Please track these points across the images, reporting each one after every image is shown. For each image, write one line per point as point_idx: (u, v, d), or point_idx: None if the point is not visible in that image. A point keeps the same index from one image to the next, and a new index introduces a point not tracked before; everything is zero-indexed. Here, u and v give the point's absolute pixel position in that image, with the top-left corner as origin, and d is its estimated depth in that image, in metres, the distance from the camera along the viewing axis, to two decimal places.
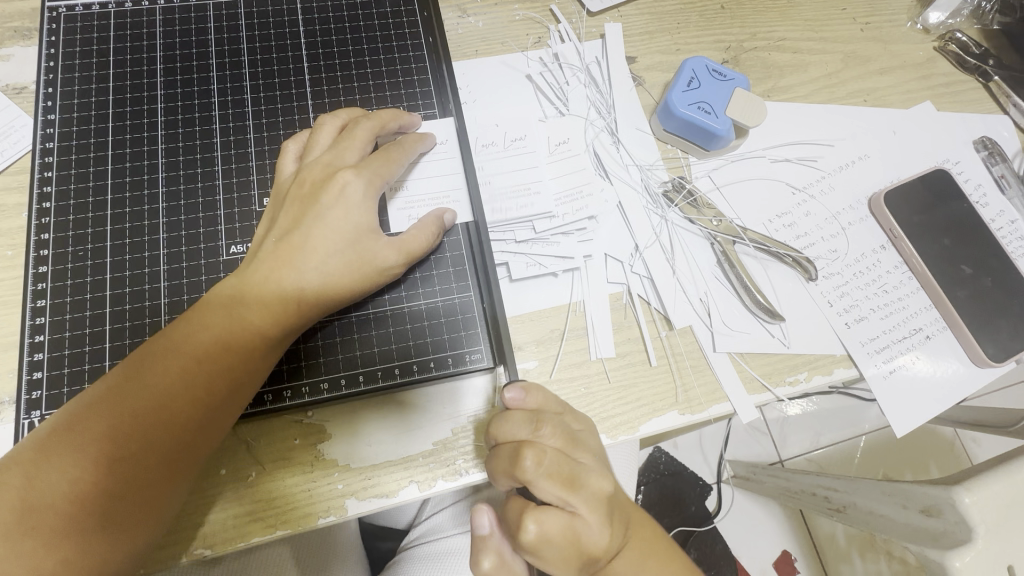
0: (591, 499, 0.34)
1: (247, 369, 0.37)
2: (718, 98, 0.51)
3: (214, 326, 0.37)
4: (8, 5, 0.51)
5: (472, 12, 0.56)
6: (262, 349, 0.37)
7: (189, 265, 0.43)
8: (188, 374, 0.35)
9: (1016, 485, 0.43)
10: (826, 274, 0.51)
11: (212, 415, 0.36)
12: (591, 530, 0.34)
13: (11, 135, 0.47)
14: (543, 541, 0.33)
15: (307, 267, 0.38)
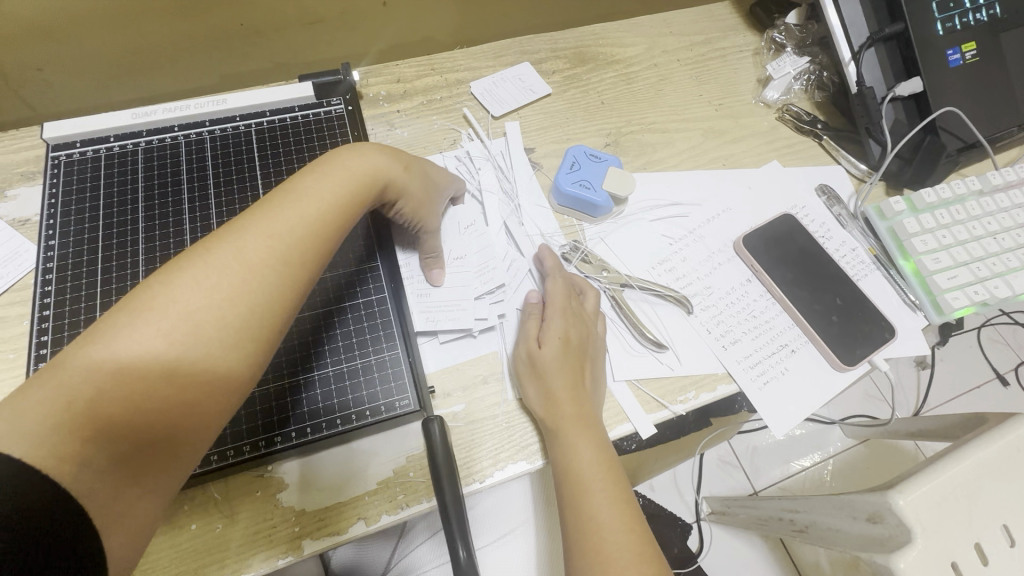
0: (576, 361, 0.53)
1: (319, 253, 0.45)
2: (597, 176, 0.64)
3: (297, 210, 0.43)
4: (17, 156, 0.63)
5: (398, 124, 0.71)
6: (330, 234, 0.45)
7: None
8: (280, 244, 0.41)
9: (942, 483, 0.48)
10: (703, 306, 0.62)
11: (304, 281, 0.42)
12: (573, 383, 0.52)
13: (17, 260, 0.57)
14: (552, 371, 0.52)
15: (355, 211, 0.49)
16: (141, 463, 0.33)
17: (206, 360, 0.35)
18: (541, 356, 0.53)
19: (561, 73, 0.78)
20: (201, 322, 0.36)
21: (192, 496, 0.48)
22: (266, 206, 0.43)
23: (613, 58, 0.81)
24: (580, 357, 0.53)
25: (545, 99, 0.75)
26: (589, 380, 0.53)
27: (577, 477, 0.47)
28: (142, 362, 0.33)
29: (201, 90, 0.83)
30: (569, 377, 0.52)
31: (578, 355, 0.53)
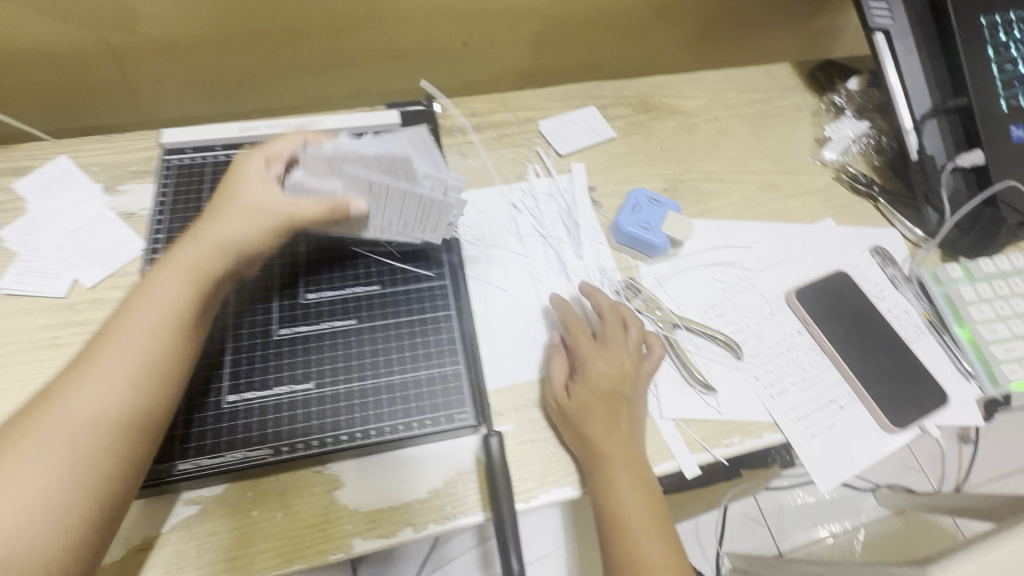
0: (612, 408, 0.54)
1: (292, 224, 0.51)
2: (657, 219, 0.67)
3: (213, 240, 0.49)
4: (132, 157, 0.70)
5: (470, 154, 0.75)
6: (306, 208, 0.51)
7: (246, 342, 0.56)
8: (188, 277, 0.48)
9: None
10: (753, 354, 0.63)
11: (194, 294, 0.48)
12: (608, 430, 0.53)
13: (122, 249, 0.63)
14: (584, 420, 0.53)
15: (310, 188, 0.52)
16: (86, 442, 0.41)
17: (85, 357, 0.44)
18: (575, 404, 0.54)
19: (625, 119, 0.82)
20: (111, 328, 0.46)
21: (257, 484, 0.51)
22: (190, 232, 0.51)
23: (676, 108, 0.85)
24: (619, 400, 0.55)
25: (610, 141, 0.79)
26: (632, 424, 0.55)
27: (618, 520, 0.50)
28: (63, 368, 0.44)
29: (291, 109, 0.91)
30: (611, 420, 0.54)
31: (615, 397, 0.55)
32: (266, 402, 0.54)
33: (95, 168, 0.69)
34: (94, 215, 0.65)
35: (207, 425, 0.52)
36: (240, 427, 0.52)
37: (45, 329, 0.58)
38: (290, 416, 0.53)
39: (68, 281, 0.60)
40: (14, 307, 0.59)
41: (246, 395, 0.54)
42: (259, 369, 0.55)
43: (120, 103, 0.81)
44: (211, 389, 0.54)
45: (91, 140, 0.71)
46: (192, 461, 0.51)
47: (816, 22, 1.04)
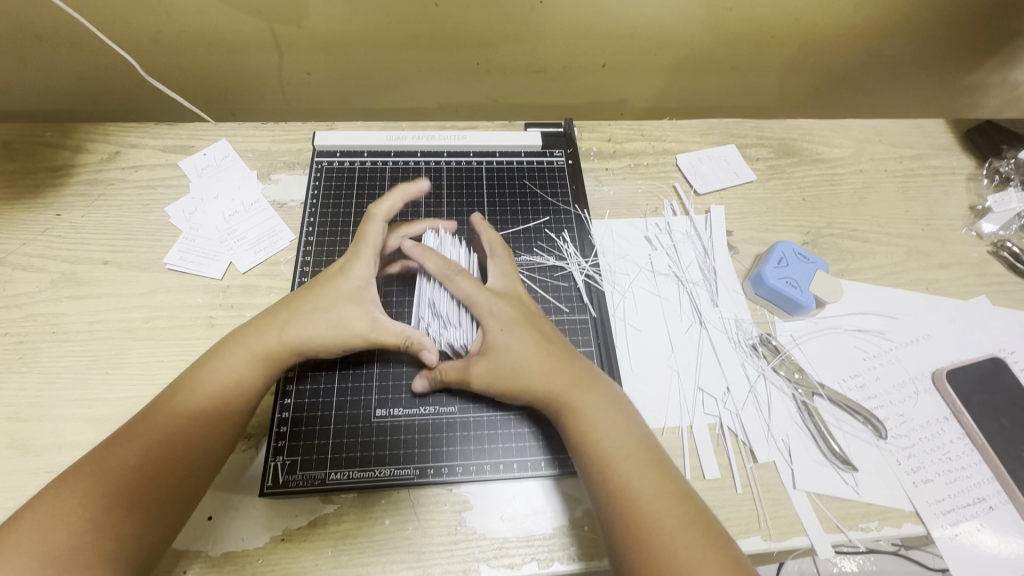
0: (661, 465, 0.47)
1: (546, 403, 0.50)
2: (806, 276, 0.64)
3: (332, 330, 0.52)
4: (284, 148, 0.73)
5: (606, 182, 0.74)
6: (593, 404, 0.49)
7: (396, 357, 0.58)
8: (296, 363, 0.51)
9: None
10: (895, 434, 0.60)
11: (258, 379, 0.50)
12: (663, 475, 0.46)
13: (273, 238, 0.65)
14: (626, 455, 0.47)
15: (530, 368, 0.50)
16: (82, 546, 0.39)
17: (108, 486, 0.41)
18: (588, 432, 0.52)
19: (765, 161, 0.79)
20: (133, 438, 0.44)
21: (391, 493, 0.52)
22: (298, 293, 0.53)
23: (819, 156, 0.81)
24: (689, 511, 0.43)
25: (749, 185, 0.77)
26: (679, 537, 0.41)
27: None
28: (67, 481, 0.41)
29: (420, 111, 0.92)
30: (678, 544, 0.40)
31: (680, 502, 0.43)
32: (410, 419, 0.56)
33: (250, 154, 0.72)
34: (248, 201, 0.68)
35: (357, 435, 0.54)
36: (388, 442, 0.54)
37: (201, 308, 0.61)
38: (434, 438, 0.55)
39: (224, 264, 0.63)
40: (176, 282, 0.62)
41: (392, 411, 0.56)
42: (406, 386, 0.57)
43: (270, 90, 0.84)
44: (360, 400, 0.56)
45: (248, 126, 0.74)
46: (343, 471, 0.53)
47: (970, 76, 0.97)
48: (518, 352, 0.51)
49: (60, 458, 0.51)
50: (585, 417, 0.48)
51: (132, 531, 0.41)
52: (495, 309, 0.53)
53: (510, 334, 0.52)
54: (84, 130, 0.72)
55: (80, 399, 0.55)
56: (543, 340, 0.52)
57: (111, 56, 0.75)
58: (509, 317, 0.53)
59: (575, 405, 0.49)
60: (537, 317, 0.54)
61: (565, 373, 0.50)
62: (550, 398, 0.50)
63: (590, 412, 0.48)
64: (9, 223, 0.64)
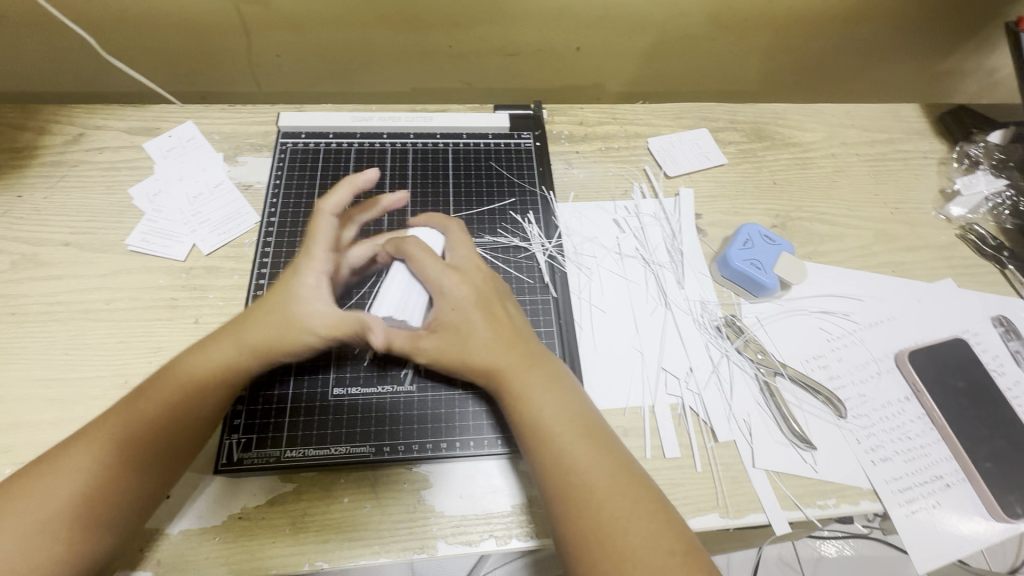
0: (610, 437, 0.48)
1: (491, 378, 0.50)
2: (769, 258, 0.64)
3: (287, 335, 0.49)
4: (252, 130, 0.72)
5: (576, 165, 0.74)
6: (531, 380, 0.49)
7: None
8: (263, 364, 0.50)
9: None
10: (855, 413, 0.60)
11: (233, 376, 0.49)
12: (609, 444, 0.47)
13: (237, 220, 0.64)
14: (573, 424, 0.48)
15: (478, 347, 0.50)
16: (64, 520, 0.42)
17: (73, 481, 0.43)
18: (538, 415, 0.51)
19: (737, 145, 0.79)
20: (122, 423, 0.46)
21: (350, 471, 0.53)
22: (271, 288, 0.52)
23: (791, 140, 0.81)
24: (624, 479, 0.44)
25: (720, 168, 0.77)
26: (616, 512, 0.42)
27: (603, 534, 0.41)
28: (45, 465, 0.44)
29: (394, 95, 0.91)
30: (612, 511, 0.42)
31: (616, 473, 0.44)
32: (369, 399, 0.56)
33: (217, 136, 0.71)
34: (214, 183, 0.67)
35: (315, 415, 0.54)
36: (345, 422, 0.54)
37: (164, 290, 0.60)
38: (392, 417, 0.55)
39: (187, 246, 0.62)
40: (138, 264, 0.62)
41: (351, 391, 0.55)
42: (365, 367, 0.57)
43: (240, 73, 0.83)
44: (318, 380, 0.56)
45: (215, 108, 0.74)
46: (299, 450, 0.53)
47: (947, 61, 0.97)
48: (462, 330, 0.51)
49: (16, 439, 0.51)
50: (525, 394, 0.48)
51: (92, 523, 0.43)
52: (449, 286, 0.51)
53: (464, 320, 0.51)
54: (47, 112, 0.71)
55: (40, 379, 0.54)
56: (492, 318, 0.52)
57: (76, 37, 0.74)
58: (462, 298, 0.51)
59: (513, 381, 0.49)
60: (494, 296, 0.53)
61: (511, 350, 0.50)
62: (493, 378, 0.50)
63: (529, 391, 0.48)
64: None
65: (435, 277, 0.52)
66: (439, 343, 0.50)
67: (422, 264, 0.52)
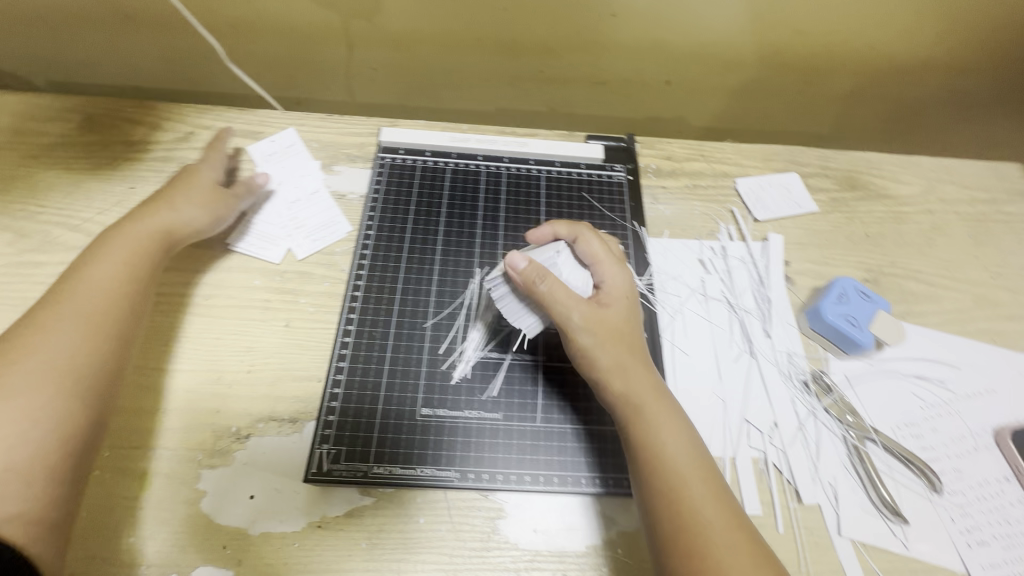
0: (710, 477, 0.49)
1: (626, 394, 0.50)
2: (865, 316, 0.62)
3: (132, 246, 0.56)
4: (348, 141, 0.74)
5: (662, 200, 0.73)
6: (662, 408, 0.49)
7: (445, 358, 0.58)
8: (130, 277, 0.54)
9: None
10: (950, 489, 0.57)
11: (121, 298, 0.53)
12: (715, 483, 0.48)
13: (330, 228, 0.66)
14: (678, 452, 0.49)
15: (623, 361, 0.51)
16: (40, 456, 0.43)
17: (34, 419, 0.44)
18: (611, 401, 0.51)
19: (828, 193, 0.77)
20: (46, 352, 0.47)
21: (427, 491, 0.53)
22: (119, 233, 0.57)
23: (885, 191, 0.78)
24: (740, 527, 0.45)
25: (810, 216, 0.75)
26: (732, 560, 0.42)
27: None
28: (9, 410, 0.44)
29: (478, 115, 0.93)
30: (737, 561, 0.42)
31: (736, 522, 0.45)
32: (456, 422, 0.55)
33: (316, 144, 0.73)
34: (310, 190, 0.69)
35: (402, 433, 0.55)
36: (431, 443, 0.54)
37: (259, 291, 0.62)
38: (478, 444, 0.55)
39: (282, 250, 0.64)
40: (235, 262, 0.64)
41: (438, 412, 0.56)
42: (452, 389, 0.57)
43: (336, 83, 0.86)
44: (407, 398, 0.56)
45: (315, 117, 0.76)
46: (385, 467, 0.53)
47: None
48: (609, 340, 0.52)
49: (116, 424, 0.53)
50: (659, 421, 0.48)
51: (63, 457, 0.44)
52: (619, 280, 0.56)
53: (622, 320, 0.54)
54: (161, 109, 0.75)
55: (140, 367, 0.57)
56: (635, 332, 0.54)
57: (193, 40, 0.79)
58: (623, 302, 0.55)
59: (647, 402, 0.49)
60: (637, 314, 0.56)
61: (649, 375, 0.52)
62: (629, 390, 0.50)
63: (660, 422, 0.48)
64: (87, 191, 0.67)
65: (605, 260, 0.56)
66: (600, 323, 0.52)
67: (592, 247, 0.57)
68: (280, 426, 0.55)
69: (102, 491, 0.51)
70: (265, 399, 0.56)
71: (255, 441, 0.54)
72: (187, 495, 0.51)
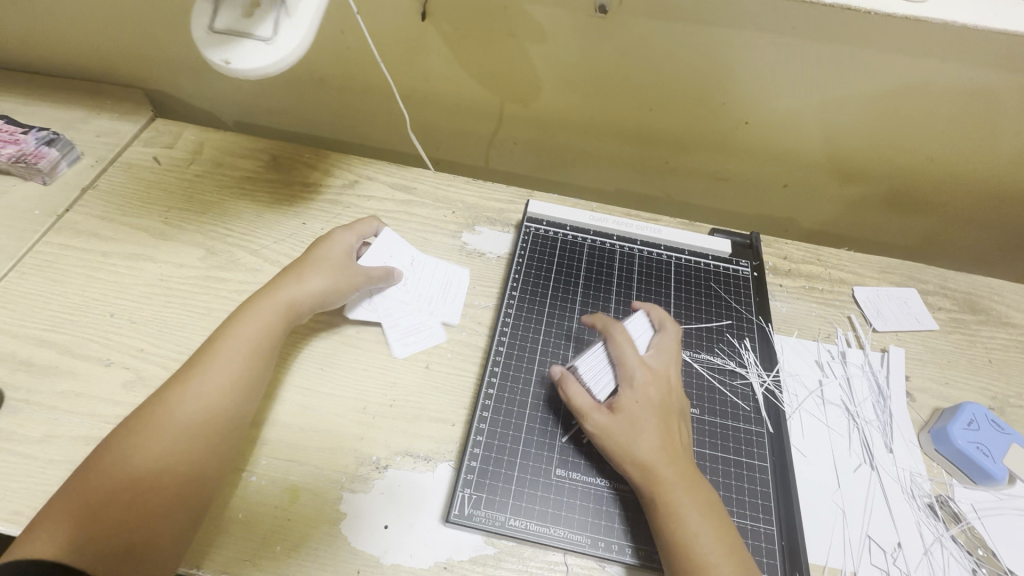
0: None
1: (641, 488, 0.53)
2: (997, 446, 0.61)
3: (242, 336, 0.58)
4: (489, 204, 0.82)
5: (779, 298, 0.76)
6: (685, 501, 0.51)
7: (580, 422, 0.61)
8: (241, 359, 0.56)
9: None
10: None
11: (227, 382, 0.55)
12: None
13: (455, 287, 0.72)
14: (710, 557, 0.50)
15: (638, 457, 0.53)
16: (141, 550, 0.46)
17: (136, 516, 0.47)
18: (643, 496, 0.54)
19: (948, 312, 0.77)
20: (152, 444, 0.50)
21: (549, 551, 0.54)
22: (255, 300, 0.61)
23: (1009, 319, 0.78)
24: None
25: (929, 332, 0.75)
26: None
27: None
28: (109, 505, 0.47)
29: (596, 193, 1.00)
30: None
31: None
32: (590, 488, 0.57)
33: (461, 204, 0.81)
34: (408, 261, 0.73)
35: (537, 490, 0.57)
36: (566, 506, 0.56)
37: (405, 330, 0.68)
38: (610, 514, 0.56)
39: (438, 325, 0.68)
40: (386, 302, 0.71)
41: (573, 475, 0.57)
42: (589, 454, 0.59)
43: (477, 150, 0.96)
44: (544, 456, 0.58)
45: (461, 179, 0.85)
46: (520, 521, 0.55)
47: None
48: (633, 434, 0.54)
49: (273, 435, 0.59)
50: (676, 516, 0.50)
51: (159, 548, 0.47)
52: (639, 379, 0.57)
53: (641, 418, 0.55)
54: (332, 157, 0.85)
55: (299, 385, 0.63)
56: (664, 423, 0.55)
57: (366, 102, 0.90)
58: (648, 396, 0.56)
59: (670, 498, 0.51)
60: (672, 411, 0.57)
61: (670, 468, 0.53)
62: (652, 480, 0.52)
63: (684, 515, 0.50)
64: (266, 222, 0.77)
65: (629, 365, 0.58)
66: (614, 424, 0.55)
67: (620, 349, 0.59)
68: (416, 462, 0.59)
69: (257, 497, 0.55)
70: (403, 434, 0.60)
71: (393, 472, 0.58)
72: (329, 513, 0.55)
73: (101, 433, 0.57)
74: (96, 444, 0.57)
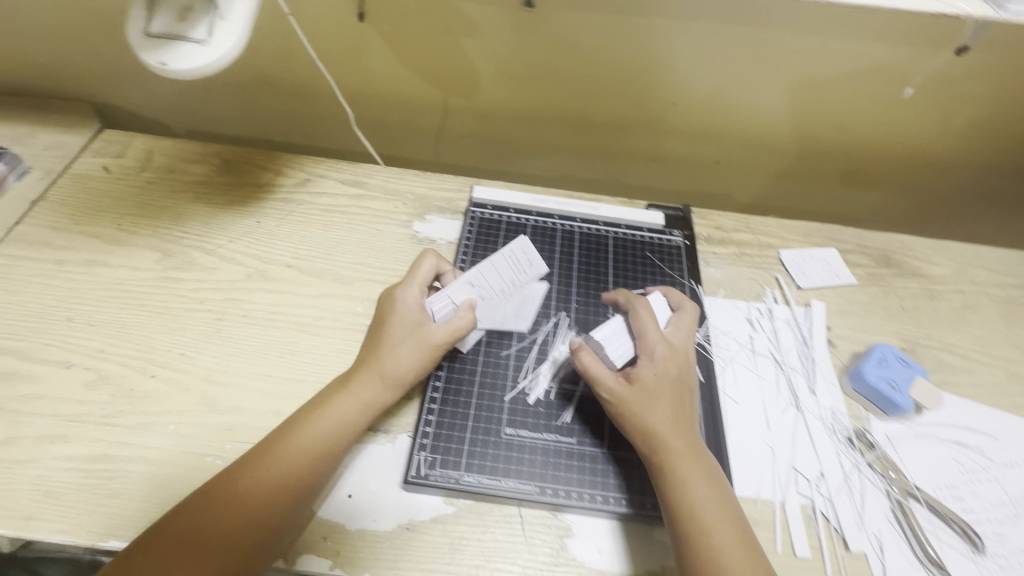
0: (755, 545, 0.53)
1: (650, 457, 0.57)
2: (904, 380, 0.68)
3: (344, 403, 0.57)
4: (438, 194, 0.86)
5: (713, 264, 0.81)
6: (692, 470, 0.55)
7: (525, 384, 0.66)
8: (340, 427, 0.56)
9: None
10: (994, 554, 0.60)
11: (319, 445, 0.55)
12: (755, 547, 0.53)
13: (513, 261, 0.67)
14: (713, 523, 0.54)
15: (650, 426, 0.57)
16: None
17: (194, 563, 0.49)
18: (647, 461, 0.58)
19: (866, 268, 0.85)
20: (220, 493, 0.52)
21: (503, 505, 0.58)
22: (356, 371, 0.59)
23: (920, 270, 0.85)
24: None
25: (848, 286, 0.82)
26: None
27: None
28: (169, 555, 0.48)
29: (544, 180, 1.05)
30: None
31: None
32: (536, 442, 0.62)
33: (411, 196, 0.85)
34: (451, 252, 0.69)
35: (487, 448, 0.61)
36: (514, 460, 0.60)
37: (362, 316, 0.72)
38: (555, 464, 0.61)
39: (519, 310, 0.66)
40: (343, 292, 0.74)
41: (520, 431, 0.63)
42: (533, 412, 0.64)
43: (427, 145, 0.99)
44: (494, 418, 0.63)
45: (411, 173, 0.88)
46: (473, 477, 0.59)
47: None
48: (650, 404, 0.58)
49: (236, 421, 0.62)
50: (685, 483, 0.54)
51: None
52: (658, 352, 0.61)
53: (657, 389, 0.59)
54: (284, 158, 0.88)
55: (260, 373, 0.65)
56: (677, 395, 0.59)
57: (315, 104, 0.93)
58: (668, 368, 0.60)
59: (678, 467, 0.55)
60: (684, 384, 0.61)
61: (679, 440, 0.56)
62: (665, 450, 0.56)
63: (690, 483, 0.54)
64: (221, 223, 0.79)
65: (652, 339, 0.62)
66: (631, 394, 0.58)
67: (642, 322, 0.63)
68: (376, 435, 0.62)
69: None
70: None
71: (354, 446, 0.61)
72: None
73: (66, 431, 0.59)
74: (61, 442, 0.59)
